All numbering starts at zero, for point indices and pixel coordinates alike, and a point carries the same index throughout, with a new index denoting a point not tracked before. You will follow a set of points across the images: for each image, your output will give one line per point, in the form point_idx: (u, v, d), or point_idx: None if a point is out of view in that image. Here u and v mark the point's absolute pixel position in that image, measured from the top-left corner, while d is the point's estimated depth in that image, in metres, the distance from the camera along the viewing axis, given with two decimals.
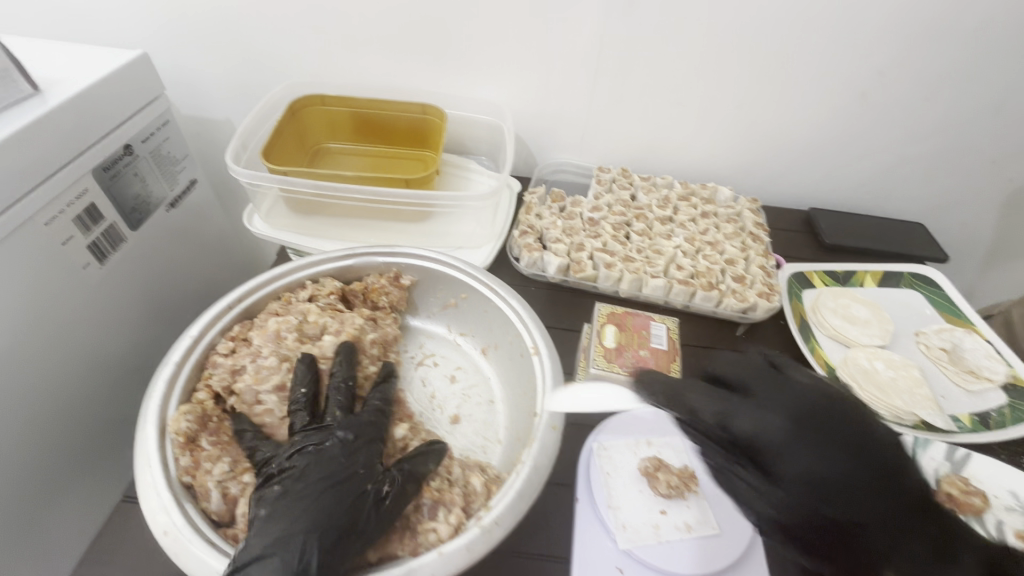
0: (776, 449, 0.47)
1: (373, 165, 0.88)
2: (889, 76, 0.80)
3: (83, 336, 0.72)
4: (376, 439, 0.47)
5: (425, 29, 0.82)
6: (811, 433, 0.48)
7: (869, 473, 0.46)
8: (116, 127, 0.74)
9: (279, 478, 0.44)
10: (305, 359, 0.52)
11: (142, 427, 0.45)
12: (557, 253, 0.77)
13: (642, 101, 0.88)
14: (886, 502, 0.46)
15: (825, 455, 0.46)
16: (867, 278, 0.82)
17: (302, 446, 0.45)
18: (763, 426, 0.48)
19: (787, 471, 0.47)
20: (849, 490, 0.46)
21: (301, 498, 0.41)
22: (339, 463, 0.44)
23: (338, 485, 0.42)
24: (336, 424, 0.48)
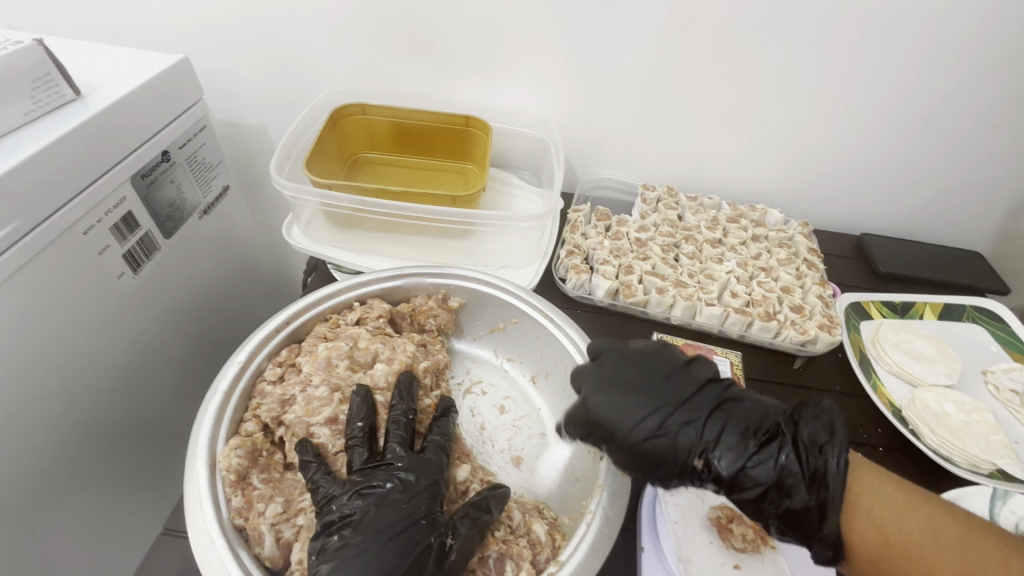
0: (617, 420, 0.45)
1: (414, 178, 0.86)
2: (957, 101, 0.77)
3: (116, 349, 0.69)
4: (438, 482, 0.45)
5: (472, 39, 0.80)
6: (617, 382, 0.47)
7: (674, 403, 0.46)
8: (155, 134, 0.71)
9: (339, 525, 0.41)
10: (360, 391, 0.50)
11: (192, 463, 0.42)
12: (606, 276, 0.73)
13: (693, 120, 0.85)
14: (701, 421, 0.45)
15: (631, 398, 0.46)
16: (926, 310, 0.78)
17: (364, 489, 0.43)
18: (601, 400, 0.46)
19: (611, 428, 0.46)
20: (665, 423, 0.45)
21: (364, 553, 0.39)
22: (401, 511, 0.41)
23: (402, 534, 0.40)
24: (395, 464, 0.45)
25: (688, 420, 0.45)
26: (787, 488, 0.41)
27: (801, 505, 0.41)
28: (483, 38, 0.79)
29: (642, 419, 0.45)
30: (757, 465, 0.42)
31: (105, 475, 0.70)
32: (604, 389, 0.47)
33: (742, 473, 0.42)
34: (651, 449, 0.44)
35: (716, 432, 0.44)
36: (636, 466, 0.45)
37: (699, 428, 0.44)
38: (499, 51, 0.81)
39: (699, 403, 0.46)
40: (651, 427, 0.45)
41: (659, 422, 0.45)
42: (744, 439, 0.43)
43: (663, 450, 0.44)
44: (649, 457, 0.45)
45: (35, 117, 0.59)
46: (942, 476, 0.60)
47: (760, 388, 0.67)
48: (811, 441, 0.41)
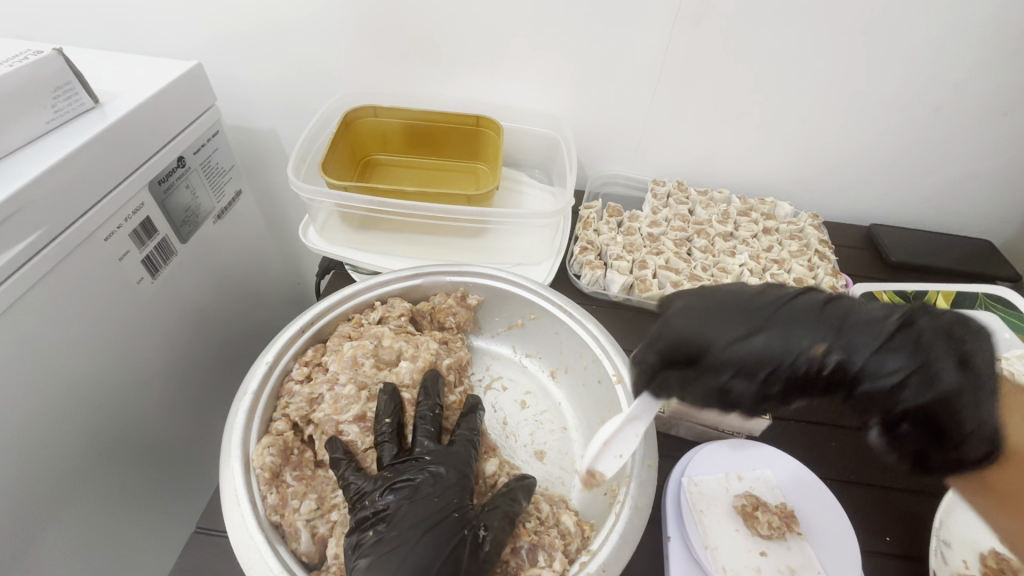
0: (711, 341, 0.41)
1: (427, 179, 0.86)
2: (964, 90, 0.77)
3: (138, 352, 0.70)
4: (467, 478, 0.45)
5: (482, 39, 0.80)
6: (700, 307, 0.43)
7: (766, 313, 0.42)
8: (170, 140, 0.72)
9: (376, 516, 0.42)
10: (386, 392, 0.51)
11: (227, 461, 0.43)
12: (620, 271, 0.74)
13: (702, 114, 0.85)
14: (811, 320, 0.41)
15: (719, 316, 0.42)
16: (939, 299, 0.79)
17: (393, 484, 0.44)
18: (688, 324, 0.42)
19: (700, 349, 0.41)
20: (767, 329, 0.41)
21: (399, 545, 0.40)
22: (433, 504, 0.42)
23: (432, 529, 0.41)
24: (423, 458, 0.46)
25: (797, 321, 0.41)
26: (934, 376, 0.39)
27: (957, 391, 0.39)
28: (493, 37, 0.80)
29: (738, 332, 0.41)
30: (890, 353, 0.40)
31: (129, 480, 0.71)
32: (684, 313, 0.43)
33: (881, 365, 0.40)
34: (753, 360, 0.40)
35: (829, 328, 0.41)
36: (739, 381, 0.41)
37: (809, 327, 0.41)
38: (508, 49, 0.81)
39: (800, 304, 0.42)
40: (750, 336, 0.41)
41: (756, 329, 0.41)
42: (862, 331, 0.40)
43: (772, 358, 0.40)
44: (754, 370, 0.40)
45: (55, 125, 0.60)
46: None
47: None
48: (948, 326, 0.41)
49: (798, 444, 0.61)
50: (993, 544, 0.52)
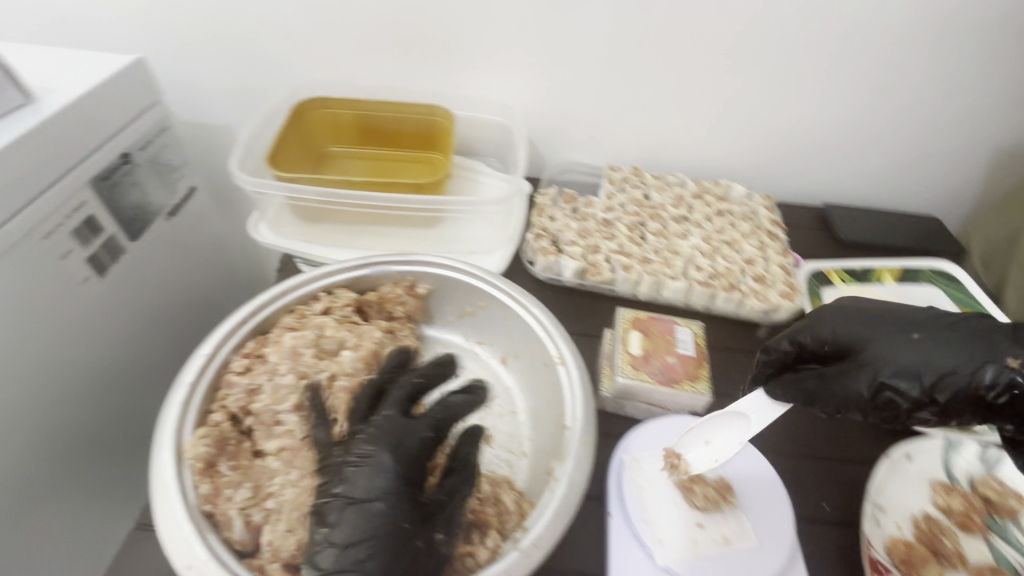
0: (867, 342, 0.46)
1: (380, 170, 0.85)
2: (904, 69, 0.79)
3: (88, 351, 0.70)
4: (412, 467, 0.44)
5: (432, 28, 0.80)
6: (865, 316, 0.48)
7: (937, 324, 0.45)
8: (112, 136, 0.71)
9: (322, 513, 0.41)
10: (398, 351, 0.53)
11: (158, 452, 0.43)
12: (573, 256, 0.75)
13: (657, 98, 0.86)
14: (995, 342, 0.42)
15: (882, 325, 0.47)
16: (885, 275, 0.81)
17: (342, 471, 0.42)
18: (843, 328, 0.48)
19: (856, 349, 0.46)
20: (937, 338, 0.44)
21: (347, 550, 0.39)
22: (378, 512, 0.41)
23: (384, 529, 0.40)
24: (370, 432, 0.45)
25: (973, 340, 0.43)
26: None
27: None
28: (444, 26, 0.80)
29: (901, 339, 0.45)
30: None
31: (81, 480, 0.71)
32: (839, 316, 0.49)
33: None
34: (915, 362, 0.43)
35: (1022, 348, 0.41)
36: (901, 382, 0.43)
37: (988, 348, 0.42)
38: (459, 38, 0.81)
39: (990, 330, 0.43)
40: (915, 344, 0.44)
41: (922, 339, 0.44)
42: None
43: (940, 365, 0.42)
44: (919, 377, 0.43)
45: None
46: (899, 433, 0.62)
47: (726, 359, 0.68)
48: None
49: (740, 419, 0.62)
50: (926, 508, 0.54)
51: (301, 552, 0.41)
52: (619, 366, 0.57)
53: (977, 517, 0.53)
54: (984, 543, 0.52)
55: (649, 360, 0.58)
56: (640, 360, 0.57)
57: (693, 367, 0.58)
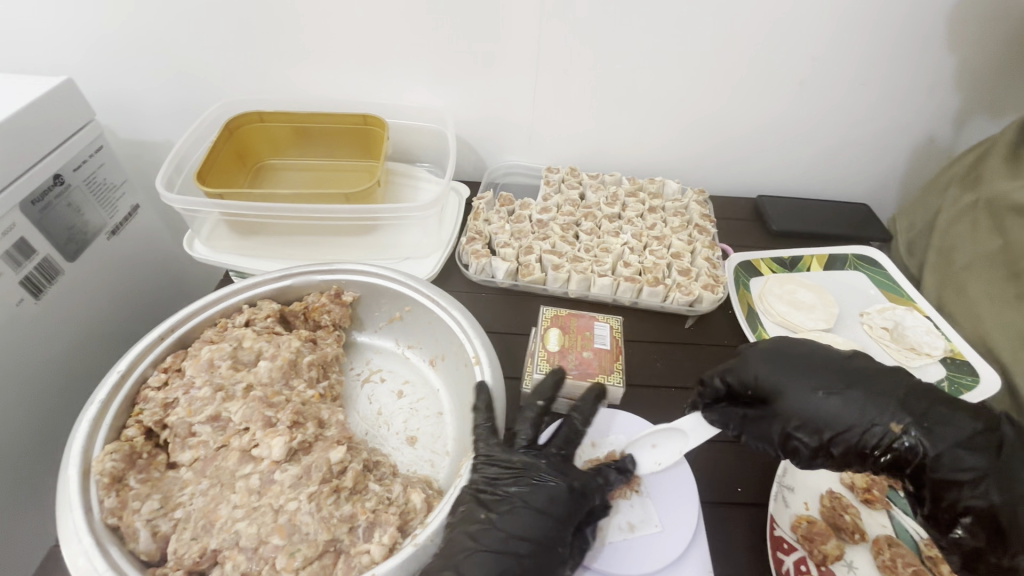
0: (781, 392, 0.51)
1: (320, 180, 0.87)
2: (823, 62, 0.80)
3: (12, 385, 0.63)
4: (588, 494, 0.49)
5: (359, 39, 0.81)
6: (781, 362, 0.52)
7: (846, 379, 0.50)
8: (45, 155, 0.66)
9: (487, 504, 0.47)
10: (552, 371, 0.56)
11: (64, 469, 0.44)
12: (506, 258, 0.77)
13: (586, 99, 0.87)
14: (885, 404, 0.48)
15: (795, 376, 0.51)
16: (813, 262, 0.85)
17: (518, 478, 0.49)
18: (761, 375, 0.52)
19: (774, 397, 0.51)
20: (844, 395, 0.49)
21: (499, 540, 0.45)
22: (540, 524, 0.46)
23: (550, 531, 0.46)
24: (551, 459, 0.51)
25: (867, 399, 0.48)
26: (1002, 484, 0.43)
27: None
28: (370, 37, 0.81)
29: (809, 393, 0.50)
30: (967, 451, 0.45)
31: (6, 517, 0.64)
32: (765, 360, 0.53)
33: (949, 461, 0.45)
34: (819, 419, 0.49)
35: (906, 411, 0.47)
36: (806, 435, 0.49)
37: (878, 409, 0.48)
38: (387, 48, 0.82)
39: (883, 388, 0.49)
40: (821, 399, 0.49)
41: (826, 395, 0.49)
42: (938, 420, 0.47)
43: (841, 422, 0.48)
44: (822, 432, 0.48)
45: None
46: None
47: (650, 350, 0.70)
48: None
49: (661, 407, 0.64)
50: (831, 485, 0.57)
51: (204, 559, 0.43)
52: (536, 363, 0.59)
53: (880, 493, 0.55)
54: (886, 515, 0.55)
55: (565, 356, 0.60)
56: (556, 356, 0.59)
57: (608, 360, 0.60)
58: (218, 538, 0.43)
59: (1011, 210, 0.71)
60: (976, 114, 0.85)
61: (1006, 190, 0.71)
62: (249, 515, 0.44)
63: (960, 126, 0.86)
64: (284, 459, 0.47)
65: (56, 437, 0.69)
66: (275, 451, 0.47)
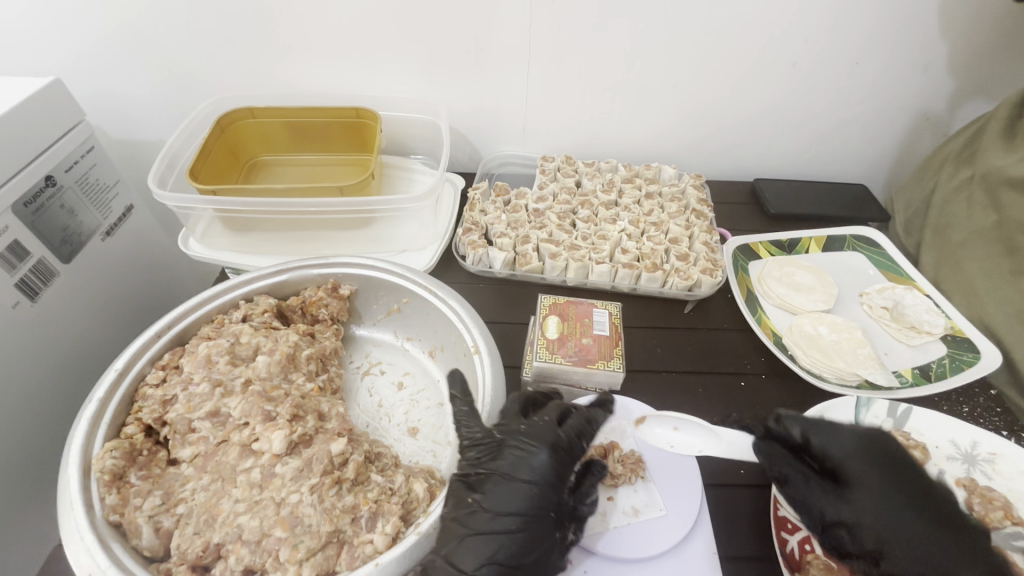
0: (860, 483, 0.47)
1: (314, 175, 0.86)
2: (817, 43, 0.79)
3: (11, 388, 0.62)
4: (572, 457, 0.48)
5: (347, 32, 0.80)
6: (872, 450, 0.48)
7: (938, 512, 0.45)
8: (36, 155, 0.65)
9: (473, 486, 0.46)
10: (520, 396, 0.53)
11: (64, 467, 0.44)
12: (503, 248, 0.76)
13: (579, 87, 0.86)
14: (966, 555, 0.43)
15: (881, 473, 0.47)
16: (812, 244, 0.85)
17: (500, 451, 0.47)
18: (846, 457, 0.48)
19: (849, 482, 0.47)
20: (924, 524, 0.44)
21: (489, 521, 0.43)
22: (526, 496, 0.44)
23: (539, 499, 0.45)
24: (531, 431, 0.48)
25: (949, 540, 0.44)
26: None
27: None
28: (358, 30, 0.80)
29: (886, 499, 0.46)
30: None
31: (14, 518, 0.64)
32: (862, 450, 0.48)
33: None
34: (886, 528, 0.45)
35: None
36: (859, 535, 0.45)
37: (955, 553, 0.43)
38: (377, 40, 0.81)
39: (971, 542, 0.44)
40: (897, 511, 0.45)
41: (905, 508, 0.45)
42: None
43: (905, 545, 0.44)
44: (878, 540, 0.45)
45: None
46: (820, 396, 0.64)
47: (650, 336, 0.70)
48: None
49: (664, 393, 0.64)
50: None
51: (207, 553, 0.43)
52: (535, 351, 0.59)
53: None
54: None
55: (565, 343, 0.60)
56: (554, 343, 0.59)
57: (608, 346, 0.60)
58: (220, 532, 0.43)
59: (1005, 183, 0.70)
60: (971, 92, 0.84)
61: (999, 166, 0.71)
62: (251, 508, 0.44)
63: (954, 106, 0.86)
64: (285, 452, 0.47)
65: (58, 438, 0.69)
66: (275, 444, 0.47)
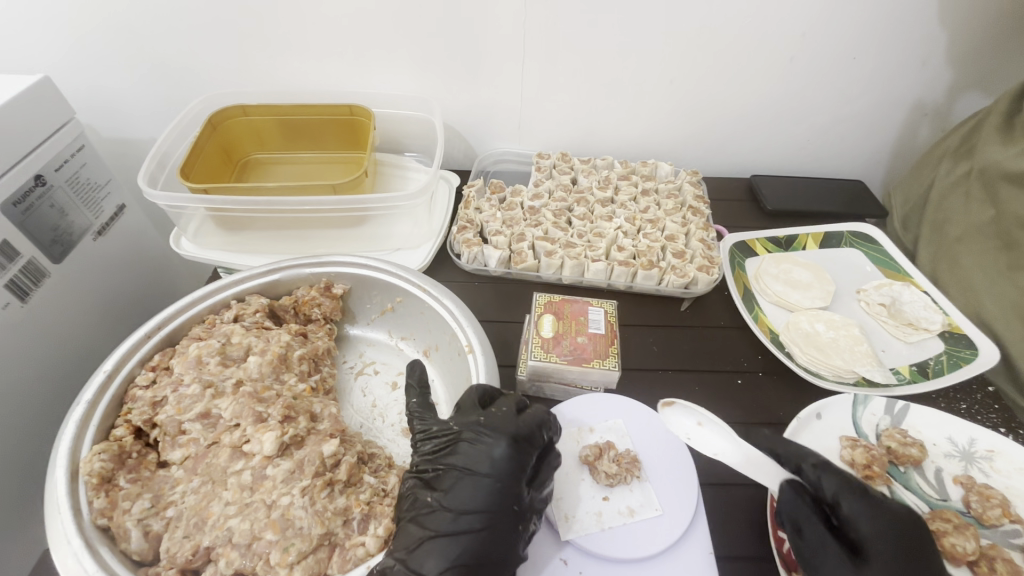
0: (878, 557, 0.43)
1: (308, 173, 0.86)
2: (814, 38, 0.78)
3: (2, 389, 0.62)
4: (530, 446, 0.46)
5: (339, 28, 0.79)
6: (900, 528, 0.44)
7: None
8: (25, 154, 0.64)
9: (431, 484, 0.45)
10: (478, 386, 0.51)
11: (52, 470, 0.43)
12: (498, 246, 0.76)
13: (574, 83, 0.85)
14: None
15: (903, 553, 0.43)
16: (808, 241, 0.84)
17: (455, 445, 0.46)
18: (873, 529, 0.44)
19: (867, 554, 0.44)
20: None
21: (450, 520, 0.42)
22: (484, 488, 0.43)
23: (497, 491, 0.43)
24: (486, 423, 0.46)
25: None
26: None
27: None
28: (351, 27, 0.79)
29: None
30: None
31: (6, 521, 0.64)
32: (896, 534, 0.44)
33: None
34: None
35: None
36: None
37: None
38: (370, 37, 0.80)
39: None
40: None
41: None
42: None
43: None
44: None
45: None
46: (817, 393, 0.64)
47: (646, 333, 0.70)
48: None
49: (660, 392, 0.63)
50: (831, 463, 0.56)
51: (197, 557, 0.42)
52: (530, 350, 0.58)
53: (880, 469, 0.54)
54: (887, 491, 0.54)
55: (560, 342, 0.59)
56: (550, 342, 0.59)
57: (604, 345, 0.59)
58: (210, 536, 0.43)
59: (1004, 177, 0.69)
60: (968, 87, 0.84)
61: (997, 161, 0.70)
62: (241, 511, 0.44)
63: (951, 101, 0.86)
64: (276, 454, 0.47)
65: (50, 440, 0.69)
66: (266, 446, 0.46)
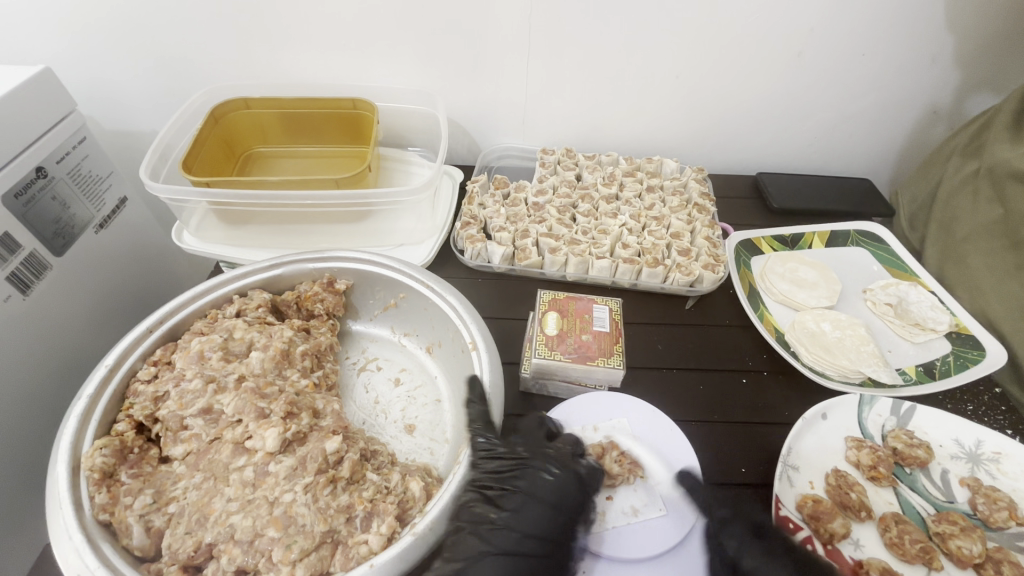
0: None
1: (311, 167, 0.85)
2: (823, 34, 0.77)
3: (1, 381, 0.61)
4: (591, 486, 0.49)
5: (341, 20, 0.78)
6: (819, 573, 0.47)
7: None
8: (26, 147, 0.64)
9: (495, 501, 0.47)
10: (540, 417, 0.55)
11: (53, 465, 0.43)
12: (502, 242, 0.75)
13: (579, 78, 0.85)
14: None
15: None
16: (814, 240, 0.84)
17: (523, 472, 0.49)
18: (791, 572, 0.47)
19: None
20: None
21: (514, 540, 0.45)
22: (549, 519, 0.46)
23: (559, 524, 0.46)
24: (557, 458, 0.50)
25: None
26: None
27: None
28: (353, 19, 0.78)
29: None
30: None
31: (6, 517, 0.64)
32: None
33: None
34: None
35: None
36: None
37: None
38: (373, 30, 0.79)
39: None
40: None
41: None
42: None
43: None
44: None
45: None
46: (822, 394, 0.63)
47: (650, 332, 0.69)
48: None
49: (664, 390, 0.63)
50: (836, 463, 0.56)
51: (199, 553, 0.42)
52: (534, 348, 0.58)
53: (885, 470, 0.54)
54: (892, 492, 0.54)
55: (564, 339, 0.59)
56: (554, 340, 0.58)
57: (608, 343, 0.59)
58: (212, 532, 0.43)
59: (1010, 176, 0.68)
60: (979, 84, 0.82)
61: (1005, 159, 0.69)
62: (243, 508, 0.44)
63: (961, 98, 0.85)
64: (278, 451, 0.46)
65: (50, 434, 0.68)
66: (268, 443, 0.46)
